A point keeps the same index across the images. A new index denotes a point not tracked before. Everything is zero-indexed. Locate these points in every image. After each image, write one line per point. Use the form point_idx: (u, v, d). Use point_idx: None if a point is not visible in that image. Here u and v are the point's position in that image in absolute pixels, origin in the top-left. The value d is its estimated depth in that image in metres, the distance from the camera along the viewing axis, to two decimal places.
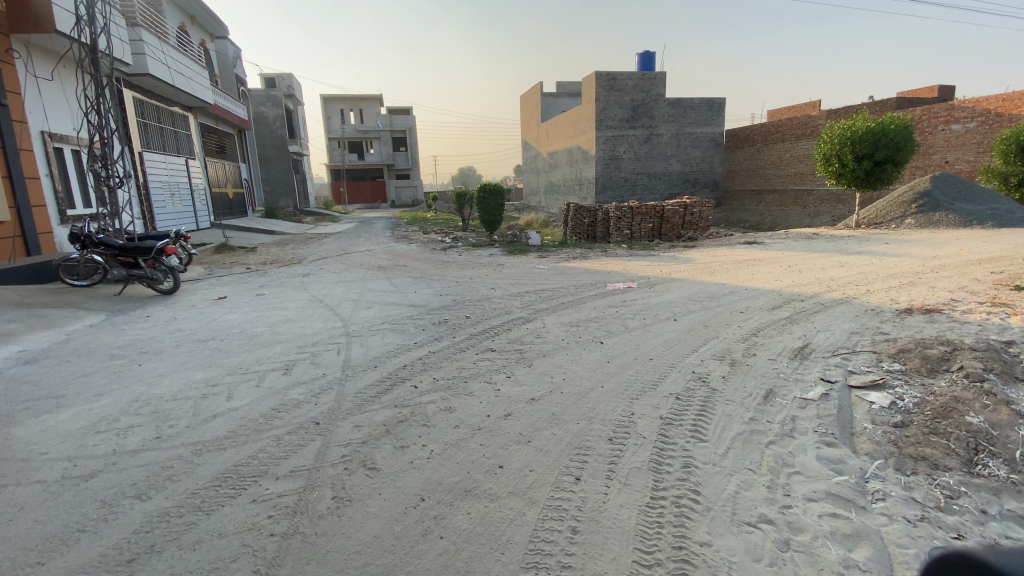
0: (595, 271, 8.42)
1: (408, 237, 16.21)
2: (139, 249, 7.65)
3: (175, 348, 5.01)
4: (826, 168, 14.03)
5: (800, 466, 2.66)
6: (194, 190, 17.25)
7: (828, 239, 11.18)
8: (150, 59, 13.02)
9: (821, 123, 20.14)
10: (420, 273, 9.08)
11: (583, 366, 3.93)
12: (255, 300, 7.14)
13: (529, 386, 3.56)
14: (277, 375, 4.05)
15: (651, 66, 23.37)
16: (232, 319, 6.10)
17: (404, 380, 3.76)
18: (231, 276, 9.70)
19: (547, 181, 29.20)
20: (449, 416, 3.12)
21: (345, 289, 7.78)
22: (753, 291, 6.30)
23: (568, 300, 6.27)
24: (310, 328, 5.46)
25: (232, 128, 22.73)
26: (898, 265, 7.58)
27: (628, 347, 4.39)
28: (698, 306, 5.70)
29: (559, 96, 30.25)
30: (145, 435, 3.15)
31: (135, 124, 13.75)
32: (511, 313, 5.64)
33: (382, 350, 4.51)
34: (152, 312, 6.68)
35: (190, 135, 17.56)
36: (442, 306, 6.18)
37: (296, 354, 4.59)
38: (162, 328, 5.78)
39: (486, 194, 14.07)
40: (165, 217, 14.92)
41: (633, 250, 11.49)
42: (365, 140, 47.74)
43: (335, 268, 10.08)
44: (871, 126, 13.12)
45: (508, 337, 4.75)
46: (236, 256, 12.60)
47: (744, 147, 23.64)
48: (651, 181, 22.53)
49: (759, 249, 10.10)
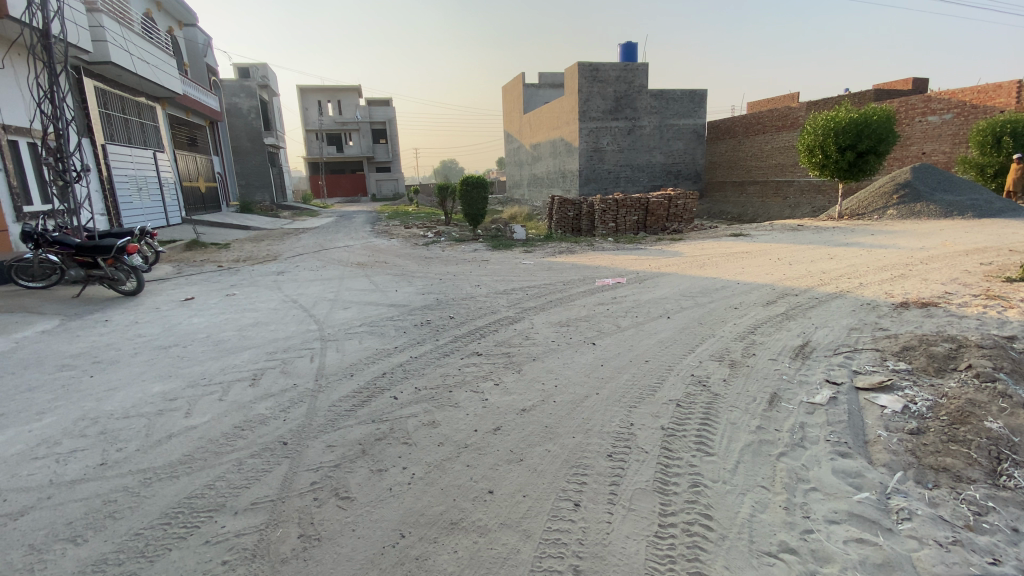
0: (581, 266, 8.17)
1: (388, 231, 15.76)
2: (96, 248, 7.14)
3: (132, 357, 4.61)
4: (810, 159, 13.98)
5: (817, 482, 2.45)
6: (163, 184, 16.52)
7: (813, 230, 11.10)
8: (112, 47, 12.28)
9: (802, 114, 20.16)
10: (400, 270, 8.72)
11: (575, 370, 3.67)
12: (225, 301, 6.72)
13: (518, 395, 3.29)
14: (243, 387, 3.71)
15: (633, 57, 23.15)
16: (198, 322, 5.71)
17: (384, 390, 3.47)
18: (201, 275, 9.21)
19: (530, 173, 28.88)
20: (432, 432, 2.84)
21: (321, 288, 7.39)
22: (745, 285, 6.10)
23: (556, 297, 6.01)
24: (282, 332, 5.10)
25: (203, 120, 21.86)
26: (887, 257, 7.48)
27: (621, 348, 4.14)
28: (690, 302, 5.49)
29: (541, 87, 29.86)
30: (87, 461, 2.80)
31: (97, 115, 13.02)
32: (497, 313, 5.36)
33: (360, 356, 4.20)
34: (111, 316, 6.23)
35: (157, 127, 16.78)
36: (425, 306, 5.87)
37: (265, 361, 4.25)
38: (120, 334, 5.36)
39: (469, 187, 13.74)
40: (132, 213, 14.24)
41: (619, 244, 11.28)
42: (343, 132, 46.69)
43: (312, 265, 9.66)
44: (854, 117, 13.10)
45: (495, 339, 4.47)
46: (208, 253, 12.06)
47: (725, 139, 23.66)
48: (634, 173, 22.38)
49: (745, 241, 9.97)
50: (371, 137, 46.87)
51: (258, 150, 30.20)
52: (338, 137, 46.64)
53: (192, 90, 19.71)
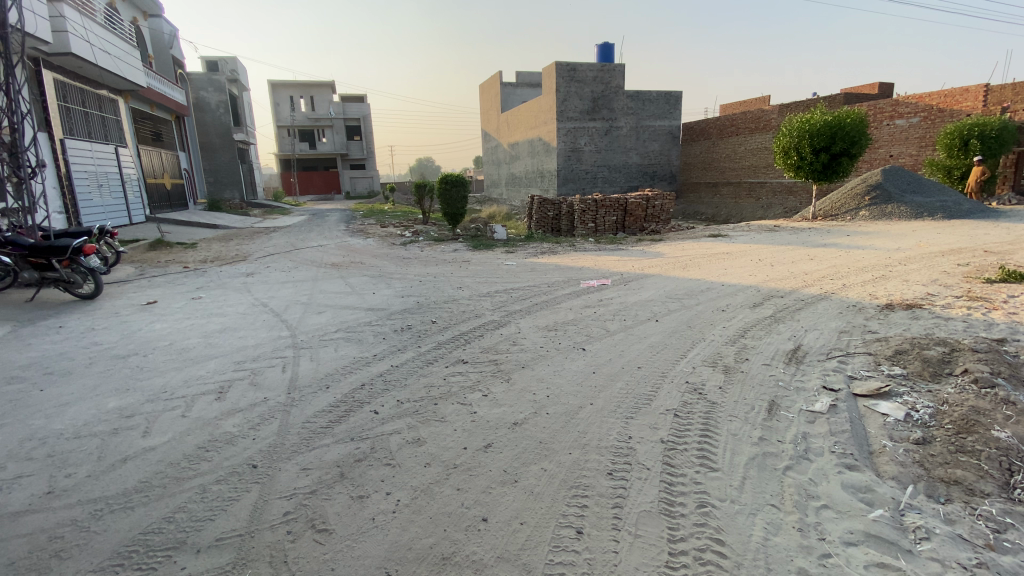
0: (564, 267, 8.02)
1: (364, 231, 15.37)
2: (50, 249, 6.63)
3: (86, 367, 4.22)
4: (785, 161, 14.18)
5: (828, 499, 2.34)
6: (125, 181, 15.73)
7: (790, 231, 11.24)
8: (73, 38, 11.59)
9: (775, 117, 20.39)
10: (376, 271, 8.44)
11: (566, 379, 3.49)
12: (190, 305, 6.32)
13: (509, 407, 3.09)
14: (208, 401, 3.41)
15: (610, 57, 23.18)
16: (160, 328, 5.32)
17: (365, 404, 3.23)
18: (164, 277, 8.72)
19: (507, 172, 28.69)
20: (418, 451, 2.62)
21: (294, 291, 7.05)
22: (731, 287, 6.04)
23: (540, 300, 5.82)
24: (252, 339, 4.79)
25: (168, 114, 20.96)
26: (866, 258, 7.55)
27: (613, 354, 3.97)
28: (678, 304, 5.38)
29: (518, 86, 29.68)
30: (32, 490, 2.44)
31: (54, 107, 12.28)
32: (482, 317, 5.15)
33: (337, 365, 3.94)
34: (65, 321, 5.77)
35: (120, 121, 15.97)
36: (405, 310, 5.62)
37: (233, 372, 3.95)
38: (73, 342, 4.94)
39: (447, 186, 13.46)
40: (91, 211, 13.50)
41: (601, 244, 11.19)
42: (316, 129, 45.63)
43: (283, 267, 9.26)
44: (828, 120, 13.33)
45: (481, 345, 4.27)
46: (174, 254, 11.50)
47: (700, 140, 23.93)
48: (612, 173, 22.42)
49: (725, 242, 9.99)
50: (345, 134, 45.95)
51: (227, 146, 29.20)
52: (311, 134, 45.55)
53: (157, 84, 18.87)
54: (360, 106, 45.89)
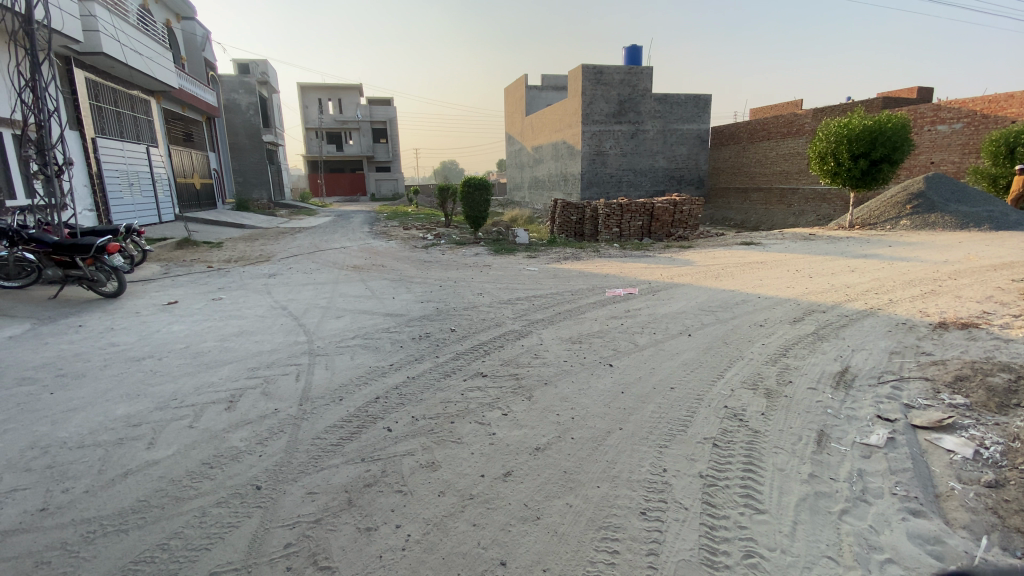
0: (588, 273, 7.78)
1: (387, 233, 15.35)
2: (75, 248, 6.69)
3: (100, 369, 4.17)
4: (821, 167, 13.64)
5: (892, 552, 2.06)
6: (156, 180, 16.05)
7: (826, 240, 10.75)
8: (104, 37, 11.85)
9: (808, 122, 19.76)
10: (397, 274, 8.33)
11: (593, 398, 3.25)
12: (210, 307, 6.29)
13: (532, 428, 2.86)
14: (217, 410, 3.29)
15: (637, 60, 22.80)
16: (178, 330, 5.27)
17: (379, 419, 3.05)
18: (189, 276, 8.77)
19: (531, 175, 28.51)
20: (432, 477, 2.42)
21: (313, 293, 6.96)
22: (767, 300, 5.70)
23: (564, 309, 5.57)
24: (267, 344, 4.67)
25: (200, 115, 21.43)
26: (911, 271, 7.10)
27: (643, 371, 3.72)
28: (711, 317, 5.08)
29: (543, 89, 29.51)
30: (24, 506, 2.36)
31: (88, 107, 12.59)
32: (502, 326, 4.94)
33: (351, 375, 3.77)
34: (86, 320, 5.78)
35: (152, 121, 16.31)
36: (424, 316, 5.45)
37: (246, 379, 3.83)
38: (92, 342, 4.92)
39: (470, 189, 13.33)
40: (122, 209, 13.78)
41: (626, 250, 10.88)
42: (343, 131, 46.25)
43: (306, 268, 9.24)
44: (868, 124, 12.74)
45: (501, 357, 4.05)
46: (199, 253, 11.63)
47: (730, 145, 23.33)
48: (637, 178, 22.02)
49: (758, 250, 9.58)
50: (371, 136, 46.47)
51: (256, 147, 29.74)
52: (337, 136, 46.18)
53: (188, 85, 19.30)
54: (386, 108, 46.37)
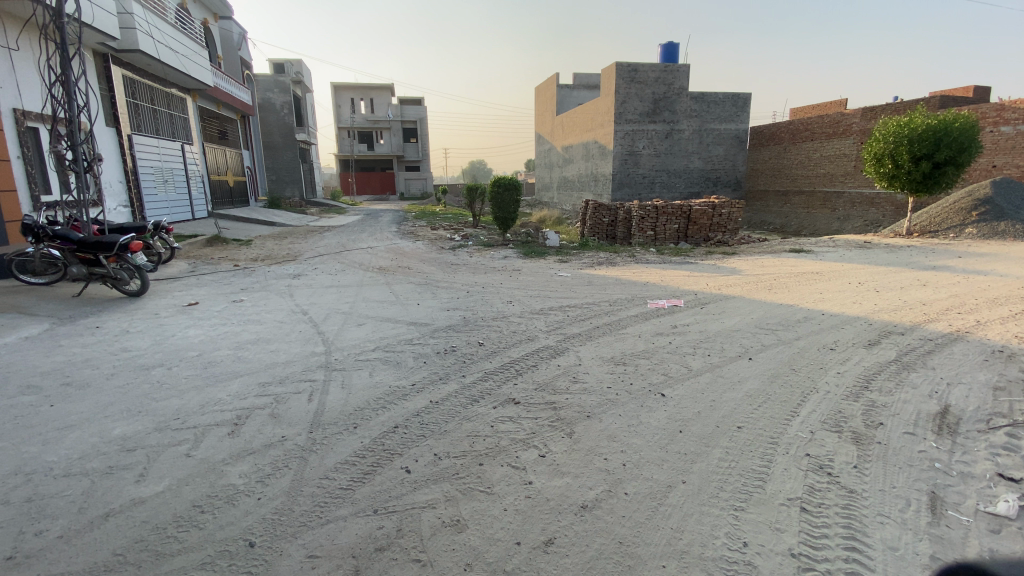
0: (625, 281, 7.27)
1: (415, 233, 15.07)
2: (99, 245, 6.56)
3: (107, 379, 3.90)
4: (878, 169, 12.71)
5: None
6: (189, 177, 16.19)
7: (884, 249, 9.92)
8: (140, 35, 11.92)
9: (856, 121, 18.63)
10: (423, 278, 7.98)
11: (646, 438, 2.76)
12: (230, 309, 6.04)
13: (576, 477, 2.40)
14: (219, 436, 2.93)
15: (673, 57, 21.99)
16: (194, 335, 5.01)
17: (397, 455, 2.63)
18: (213, 275, 8.61)
19: (560, 176, 27.97)
20: (455, 543, 1.99)
21: (336, 297, 6.65)
22: (833, 318, 5.07)
23: (602, 323, 5.09)
24: (283, 354, 4.34)
25: (235, 113, 21.72)
26: (993, 287, 6.29)
27: (702, 404, 3.21)
28: (772, 337, 4.52)
29: (575, 88, 28.92)
30: None
31: (124, 104, 12.69)
32: (535, 341, 4.48)
33: (369, 396, 3.37)
34: (104, 322, 5.59)
35: (187, 119, 16.49)
36: (450, 327, 5.05)
37: (256, 395, 3.49)
38: (104, 347, 4.68)
39: (500, 189, 12.92)
40: (156, 205, 13.90)
41: (665, 256, 10.28)
42: (374, 130, 46.62)
43: (330, 269, 9.00)
44: (932, 124, 11.77)
45: (535, 380, 3.60)
46: (228, 251, 11.58)
47: (770, 145, 22.26)
48: (671, 179, 21.20)
49: (809, 259, 8.87)
50: (401, 135, 46.69)
51: (289, 145, 30.06)
52: (368, 135, 46.56)
53: (224, 84, 19.51)
54: (417, 108, 46.49)
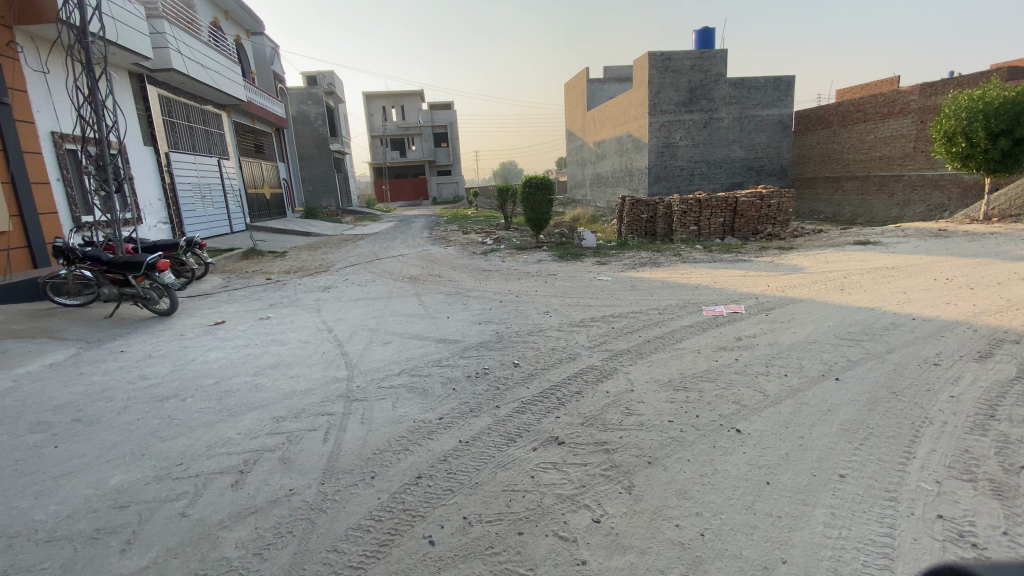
0: (673, 284, 6.65)
1: (446, 238, 14.77)
2: (127, 265, 6.47)
3: (119, 414, 3.63)
4: (948, 149, 11.50)
5: None
6: (226, 191, 16.45)
7: (964, 237, 8.87)
8: (172, 53, 12.10)
9: (915, 99, 17.15)
10: (453, 286, 7.59)
11: (725, 495, 2.22)
12: (255, 328, 5.79)
13: (642, 555, 1.90)
14: (221, 488, 2.56)
15: (709, 43, 20.92)
16: (214, 359, 4.74)
17: (419, 519, 2.19)
18: (245, 290, 8.50)
19: (593, 172, 27.18)
20: None
21: (364, 311, 6.32)
22: (927, 324, 4.32)
23: (653, 335, 4.52)
24: (302, 381, 3.98)
25: (270, 127, 22.12)
26: None
27: (789, 444, 2.63)
28: (857, 351, 3.84)
29: (606, 82, 28.10)
30: None
31: (160, 122, 12.94)
32: (577, 361, 3.96)
33: (391, 434, 2.95)
34: (131, 345, 5.43)
35: (223, 134, 16.78)
36: (482, 344, 4.58)
37: (269, 433, 3.12)
38: (124, 374, 4.47)
39: (532, 189, 12.44)
40: (194, 220, 14.14)
41: (712, 253, 9.54)
42: (406, 137, 47.00)
43: (361, 280, 8.74)
44: (1010, 96, 10.53)
45: (581, 411, 3.09)
46: (262, 263, 11.56)
47: (817, 130, 20.87)
48: (711, 170, 20.16)
49: (878, 251, 7.95)
50: (433, 140, 46.91)
51: (323, 155, 30.52)
52: (400, 141, 46.98)
53: (258, 98, 19.87)
54: (447, 112, 46.58)
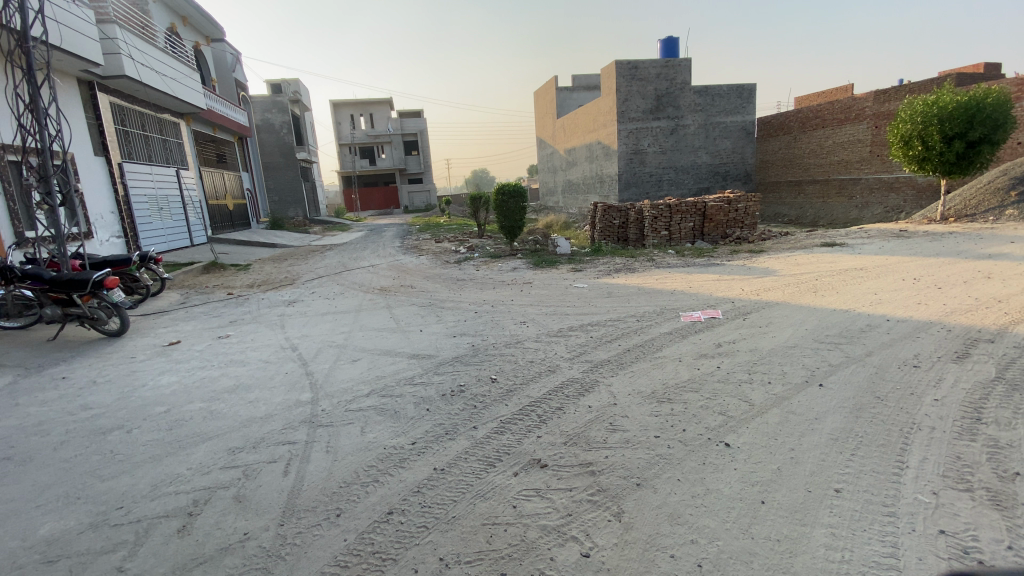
0: (649, 290, 6.59)
1: (418, 247, 14.48)
2: (71, 283, 6.01)
3: (55, 450, 3.28)
4: (905, 152, 11.93)
5: None
6: (186, 202, 15.77)
7: (925, 237, 9.13)
8: (125, 59, 11.54)
9: (870, 105, 17.79)
10: (426, 297, 7.36)
11: (721, 518, 2.09)
12: (214, 348, 5.43)
13: None
14: (165, 535, 2.28)
15: (674, 52, 21.33)
16: (167, 383, 4.39)
17: (390, 563, 1.98)
18: (205, 306, 8.06)
19: (565, 179, 27.30)
20: None
21: (331, 326, 6.02)
22: (903, 325, 4.33)
23: (633, 344, 4.39)
24: (263, 405, 3.69)
25: (232, 135, 21.40)
26: None
27: (781, 457, 2.52)
28: (839, 355, 3.79)
29: (575, 90, 28.35)
30: None
31: (113, 131, 12.30)
32: (557, 374, 3.79)
33: (359, 463, 2.72)
34: (75, 370, 5.00)
35: (181, 144, 16.10)
36: (457, 359, 4.37)
37: (224, 467, 2.84)
38: (64, 404, 4.08)
39: (504, 197, 12.30)
40: (151, 233, 13.47)
41: (685, 257, 9.58)
42: (375, 145, 46.40)
43: (328, 293, 8.41)
44: (963, 101, 10.97)
45: (563, 429, 2.92)
46: (224, 277, 11.05)
47: (779, 135, 21.47)
48: (679, 175, 20.48)
49: (845, 253, 8.09)
50: (403, 149, 46.47)
51: (289, 165, 29.77)
52: (369, 150, 46.38)
53: (219, 107, 19.21)
54: (417, 120, 46.26)
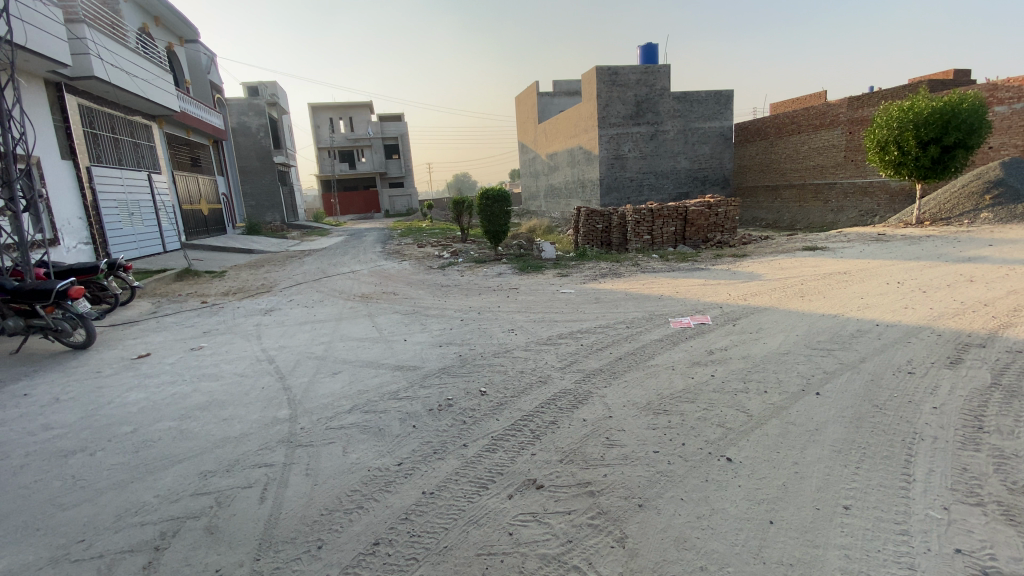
0: (635, 296, 6.52)
1: (400, 252, 14.25)
2: (33, 293, 5.68)
3: (9, 476, 3.02)
4: (882, 157, 12.18)
5: None
6: (158, 207, 15.26)
7: (902, 241, 9.29)
8: (94, 59, 11.12)
9: (844, 111, 18.17)
10: (410, 305, 7.18)
11: (729, 541, 1.98)
12: (186, 360, 5.17)
13: None
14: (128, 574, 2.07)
15: (654, 58, 21.54)
16: (135, 400, 4.12)
17: None
18: (177, 316, 7.73)
19: (547, 184, 27.30)
20: None
21: (311, 336, 5.80)
22: (893, 330, 4.32)
23: (625, 352, 4.29)
24: (239, 423, 3.48)
25: (207, 139, 20.86)
26: None
27: (785, 472, 2.43)
28: (833, 361, 3.74)
29: (556, 95, 28.43)
30: None
31: (80, 134, 11.82)
32: (548, 385, 3.66)
33: (343, 487, 2.54)
34: (35, 387, 4.69)
35: (153, 147, 15.60)
36: (443, 370, 4.21)
37: (195, 493, 2.63)
38: (21, 425, 3.79)
39: (487, 201, 12.17)
40: (121, 239, 12.98)
41: (669, 262, 9.58)
42: (355, 149, 45.87)
43: (307, 300, 8.15)
44: (937, 107, 11.24)
45: (558, 445, 2.80)
46: (198, 285, 10.67)
47: (757, 141, 21.81)
48: (659, 180, 20.63)
49: (827, 257, 8.16)
50: (383, 153, 46.04)
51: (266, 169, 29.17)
52: (349, 154, 45.82)
53: (194, 109, 18.70)
54: (397, 124, 45.90)
